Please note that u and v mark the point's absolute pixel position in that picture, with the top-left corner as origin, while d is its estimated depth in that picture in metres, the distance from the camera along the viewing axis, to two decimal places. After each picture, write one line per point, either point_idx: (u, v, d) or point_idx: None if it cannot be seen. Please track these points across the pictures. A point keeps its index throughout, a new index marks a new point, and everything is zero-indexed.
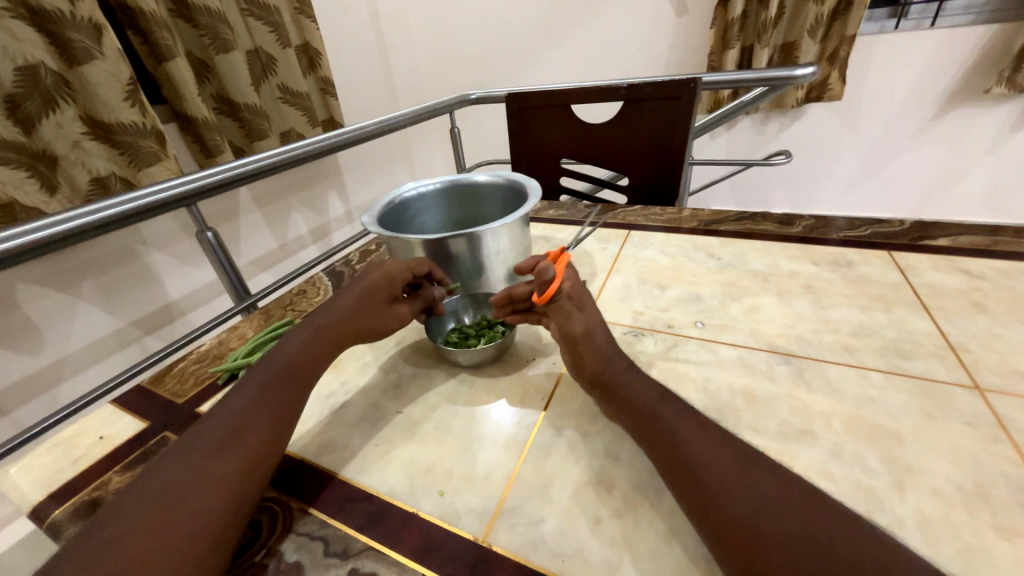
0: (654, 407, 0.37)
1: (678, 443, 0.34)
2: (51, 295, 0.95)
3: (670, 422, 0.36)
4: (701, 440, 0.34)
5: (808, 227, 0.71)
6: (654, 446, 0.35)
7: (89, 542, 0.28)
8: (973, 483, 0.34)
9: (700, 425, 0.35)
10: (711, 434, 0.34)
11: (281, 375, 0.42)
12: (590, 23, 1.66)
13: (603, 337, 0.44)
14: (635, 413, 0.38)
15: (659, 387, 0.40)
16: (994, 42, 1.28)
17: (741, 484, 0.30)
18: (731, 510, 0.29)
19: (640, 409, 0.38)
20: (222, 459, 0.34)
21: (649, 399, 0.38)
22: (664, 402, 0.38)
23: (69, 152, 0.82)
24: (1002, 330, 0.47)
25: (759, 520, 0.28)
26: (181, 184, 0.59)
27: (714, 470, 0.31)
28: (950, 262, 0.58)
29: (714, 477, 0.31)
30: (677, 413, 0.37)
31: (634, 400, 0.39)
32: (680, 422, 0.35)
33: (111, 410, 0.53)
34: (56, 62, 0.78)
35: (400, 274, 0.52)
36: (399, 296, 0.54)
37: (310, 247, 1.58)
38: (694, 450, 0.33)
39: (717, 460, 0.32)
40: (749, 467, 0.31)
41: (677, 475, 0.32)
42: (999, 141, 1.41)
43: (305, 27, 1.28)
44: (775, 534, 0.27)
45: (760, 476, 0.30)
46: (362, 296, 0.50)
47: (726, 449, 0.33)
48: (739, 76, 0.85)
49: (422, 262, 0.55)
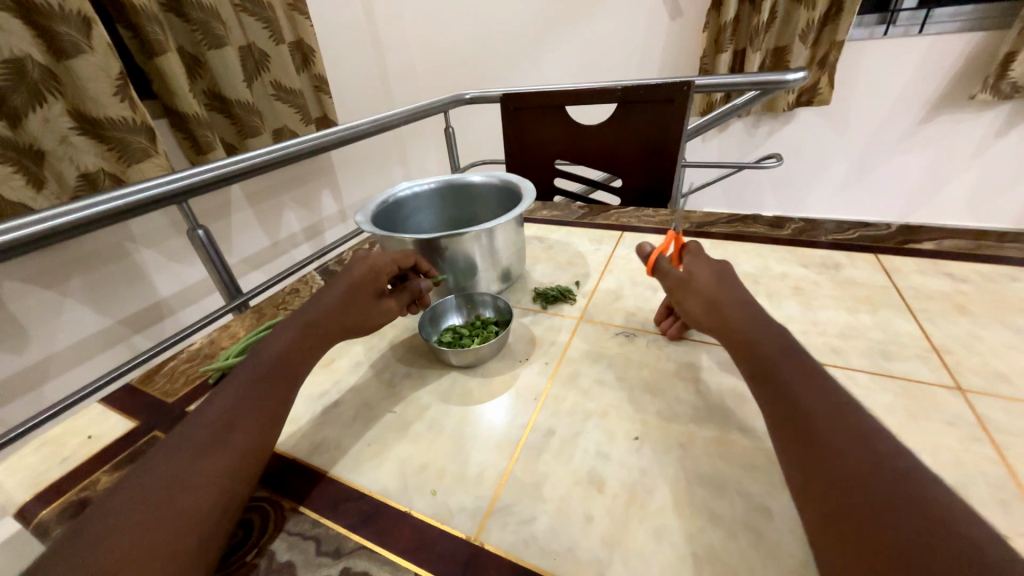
0: (778, 359, 0.36)
1: (792, 401, 0.32)
2: (37, 292, 0.93)
3: (789, 379, 0.34)
4: (821, 399, 0.32)
5: (797, 230, 0.72)
6: (769, 403, 0.34)
7: (75, 541, 0.28)
8: (954, 482, 0.35)
9: (823, 387, 0.33)
10: (835, 398, 0.32)
11: (270, 372, 0.42)
12: (585, 25, 1.66)
13: (706, 280, 0.45)
14: (760, 369, 0.36)
15: (791, 339, 0.38)
16: (979, 49, 1.31)
17: (841, 446, 0.28)
18: (825, 470, 0.28)
19: (763, 367, 0.36)
20: (210, 457, 0.34)
21: (772, 351, 0.37)
22: (789, 355, 0.36)
23: (57, 147, 0.81)
24: (984, 332, 0.49)
25: (850, 482, 0.26)
26: (171, 181, 0.58)
27: (823, 429, 0.30)
28: (935, 265, 0.60)
29: (817, 437, 0.29)
30: (801, 370, 0.34)
31: (756, 352, 0.37)
32: (803, 381, 0.33)
33: (99, 409, 0.53)
34: (44, 55, 0.76)
35: (384, 267, 0.53)
36: (385, 290, 0.54)
37: (303, 245, 1.57)
38: (809, 411, 0.31)
39: (834, 421, 0.30)
40: (862, 433, 0.29)
41: (785, 435, 0.31)
42: (983, 147, 1.44)
43: (298, 23, 1.27)
44: (870, 500, 0.25)
45: (866, 442, 0.28)
46: (349, 291, 0.50)
47: (841, 413, 0.30)
48: (732, 80, 0.86)
49: (408, 256, 0.55)
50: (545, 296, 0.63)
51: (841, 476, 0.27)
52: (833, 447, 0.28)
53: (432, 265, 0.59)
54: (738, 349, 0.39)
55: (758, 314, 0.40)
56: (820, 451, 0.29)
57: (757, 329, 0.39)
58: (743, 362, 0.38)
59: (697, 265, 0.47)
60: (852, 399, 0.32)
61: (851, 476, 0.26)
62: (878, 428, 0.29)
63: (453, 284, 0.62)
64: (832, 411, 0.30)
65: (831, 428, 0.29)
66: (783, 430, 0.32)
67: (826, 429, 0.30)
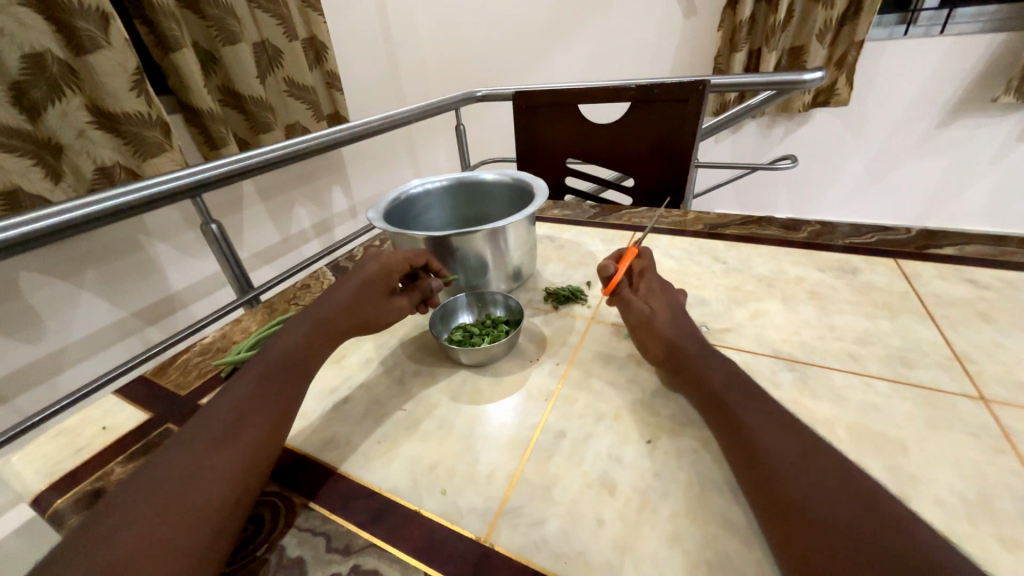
0: (725, 388, 0.38)
1: (745, 430, 0.34)
2: (53, 283, 0.94)
3: (737, 404, 0.37)
4: (769, 421, 0.34)
5: (813, 233, 0.70)
6: (723, 437, 0.36)
7: (87, 533, 0.28)
8: (976, 494, 0.34)
9: (771, 415, 0.35)
10: (780, 420, 0.34)
11: (281, 369, 0.42)
12: (598, 23, 1.65)
13: (666, 324, 0.46)
14: (711, 396, 0.39)
15: (735, 369, 0.41)
16: (1003, 50, 1.28)
17: (802, 473, 0.30)
18: (790, 495, 0.29)
19: (716, 398, 0.38)
20: (220, 452, 0.34)
21: (718, 378, 0.40)
22: (733, 382, 0.39)
23: (74, 141, 0.82)
24: (1007, 340, 0.47)
25: (817, 511, 0.28)
26: (184, 176, 0.58)
27: (776, 451, 0.32)
28: (957, 271, 0.58)
29: (772, 459, 0.32)
30: (747, 395, 0.37)
31: (710, 382, 0.40)
32: (751, 405, 0.36)
33: (114, 400, 0.53)
34: (63, 50, 0.77)
35: (396, 264, 0.52)
36: (397, 288, 0.54)
37: (312, 241, 1.58)
38: (760, 439, 0.33)
39: (782, 441, 0.32)
40: (809, 451, 0.31)
41: (743, 467, 0.33)
42: (1004, 151, 1.41)
43: (312, 19, 1.27)
44: (829, 513, 0.27)
45: (824, 468, 0.30)
46: (361, 288, 0.50)
47: (794, 439, 0.33)
48: (747, 79, 0.85)
49: (420, 254, 0.55)
50: (556, 296, 0.62)
51: (800, 495, 0.29)
52: (791, 470, 0.30)
53: (442, 264, 0.59)
54: (687, 382, 0.41)
55: (706, 347, 0.44)
56: (783, 479, 0.30)
57: (707, 362, 0.42)
58: (693, 391, 0.41)
59: (657, 304, 0.48)
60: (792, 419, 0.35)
61: (820, 499, 0.28)
62: (827, 450, 0.31)
63: (465, 283, 0.62)
64: (780, 433, 0.33)
65: (788, 458, 0.31)
66: (741, 459, 0.33)
67: (783, 458, 0.31)
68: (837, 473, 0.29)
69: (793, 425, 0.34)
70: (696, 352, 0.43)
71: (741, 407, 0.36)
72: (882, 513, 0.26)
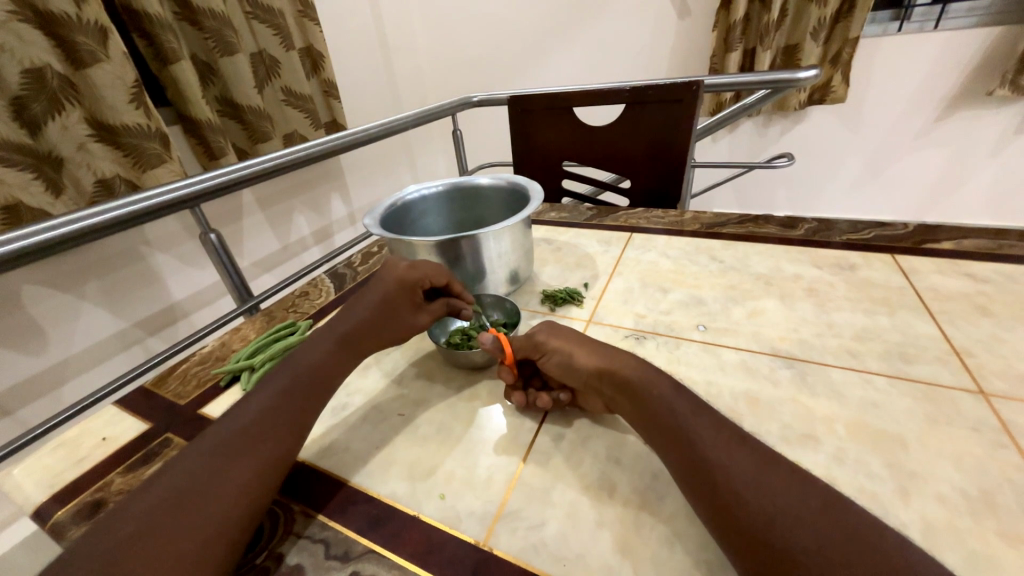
0: (672, 397, 0.36)
1: (699, 447, 0.32)
2: (55, 296, 0.95)
3: (683, 413, 0.35)
4: (718, 432, 0.33)
5: (810, 230, 0.70)
6: (669, 453, 0.34)
7: (109, 539, 0.29)
8: (978, 489, 0.34)
9: (720, 424, 0.34)
10: (724, 428, 0.34)
11: (301, 383, 0.42)
12: (594, 26, 1.66)
13: (556, 365, 0.43)
14: (654, 409, 0.36)
15: (670, 375, 0.39)
16: (996, 45, 1.28)
17: (762, 485, 0.29)
18: (759, 512, 0.28)
19: (661, 410, 0.36)
20: (237, 463, 0.35)
21: (660, 390, 0.37)
22: (678, 392, 0.37)
23: (74, 154, 0.83)
24: (1006, 334, 0.47)
25: (788, 526, 0.27)
26: (183, 186, 0.58)
27: (734, 464, 0.31)
28: (955, 266, 0.58)
29: (732, 474, 0.30)
30: (694, 405, 0.36)
31: (646, 393, 0.37)
32: (698, 415, 0.35)
33: (114, 411, 0.53)
34: (63, 65, 0.78)
35: (414, 282, 0.51)
36: (420, 302, 0.53)
37: (312, 248, 1.59)
38: (718, 451, 0.32)
39: (736, 453, 0.32)
40: (769, 461, 0.31)
41: (697, 486, 0.31)
42: (1001, 145, 1.40)
43: (308, 29, 1.28)
44: (799, 526, 0.27)
45: (781, 478, 0.29)
46: (381, 304, 0.50)
47: (746, 448, 0.32)
48: (740, 79, 0.85)
49: (442, 275, 0.54)
50: (554, 298, 0.62)
51: (766, 511, 0.28)
52: (755, 483, 0.29)
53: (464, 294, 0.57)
54: (627, 394, 0.38)
55: (641, 361, 0.40)
56: (746, 493, 0.29)
57: (648, 371, 0.39)
58: (632, 405, 0.38)
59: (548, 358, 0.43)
60: (736, 427, 0.34)
61: (787, 511, 0.27)
62: (779, 457, 0.32)
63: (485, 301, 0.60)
64: (734, 443, 0.32)
65: (743, 469, 0.30)
66: (695, 476, 0.31)
67: (740, 471, 0.30)
68: (793, 480, 0.29)
69: (742, 434, 0.33)
70: (631, 363, 0.39)
71: (690, 417, 0.35)
72: (848, 518, 0.27)
